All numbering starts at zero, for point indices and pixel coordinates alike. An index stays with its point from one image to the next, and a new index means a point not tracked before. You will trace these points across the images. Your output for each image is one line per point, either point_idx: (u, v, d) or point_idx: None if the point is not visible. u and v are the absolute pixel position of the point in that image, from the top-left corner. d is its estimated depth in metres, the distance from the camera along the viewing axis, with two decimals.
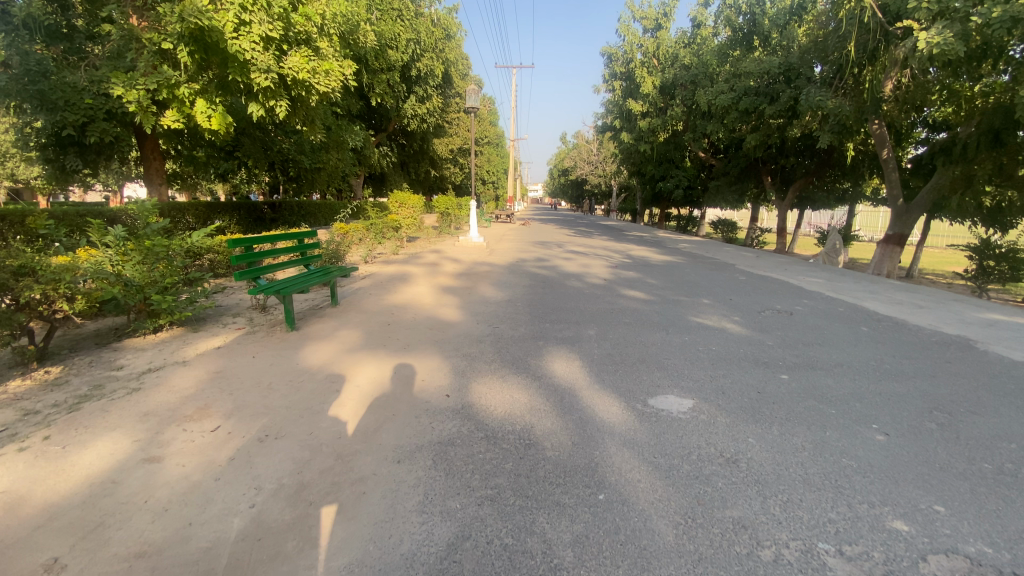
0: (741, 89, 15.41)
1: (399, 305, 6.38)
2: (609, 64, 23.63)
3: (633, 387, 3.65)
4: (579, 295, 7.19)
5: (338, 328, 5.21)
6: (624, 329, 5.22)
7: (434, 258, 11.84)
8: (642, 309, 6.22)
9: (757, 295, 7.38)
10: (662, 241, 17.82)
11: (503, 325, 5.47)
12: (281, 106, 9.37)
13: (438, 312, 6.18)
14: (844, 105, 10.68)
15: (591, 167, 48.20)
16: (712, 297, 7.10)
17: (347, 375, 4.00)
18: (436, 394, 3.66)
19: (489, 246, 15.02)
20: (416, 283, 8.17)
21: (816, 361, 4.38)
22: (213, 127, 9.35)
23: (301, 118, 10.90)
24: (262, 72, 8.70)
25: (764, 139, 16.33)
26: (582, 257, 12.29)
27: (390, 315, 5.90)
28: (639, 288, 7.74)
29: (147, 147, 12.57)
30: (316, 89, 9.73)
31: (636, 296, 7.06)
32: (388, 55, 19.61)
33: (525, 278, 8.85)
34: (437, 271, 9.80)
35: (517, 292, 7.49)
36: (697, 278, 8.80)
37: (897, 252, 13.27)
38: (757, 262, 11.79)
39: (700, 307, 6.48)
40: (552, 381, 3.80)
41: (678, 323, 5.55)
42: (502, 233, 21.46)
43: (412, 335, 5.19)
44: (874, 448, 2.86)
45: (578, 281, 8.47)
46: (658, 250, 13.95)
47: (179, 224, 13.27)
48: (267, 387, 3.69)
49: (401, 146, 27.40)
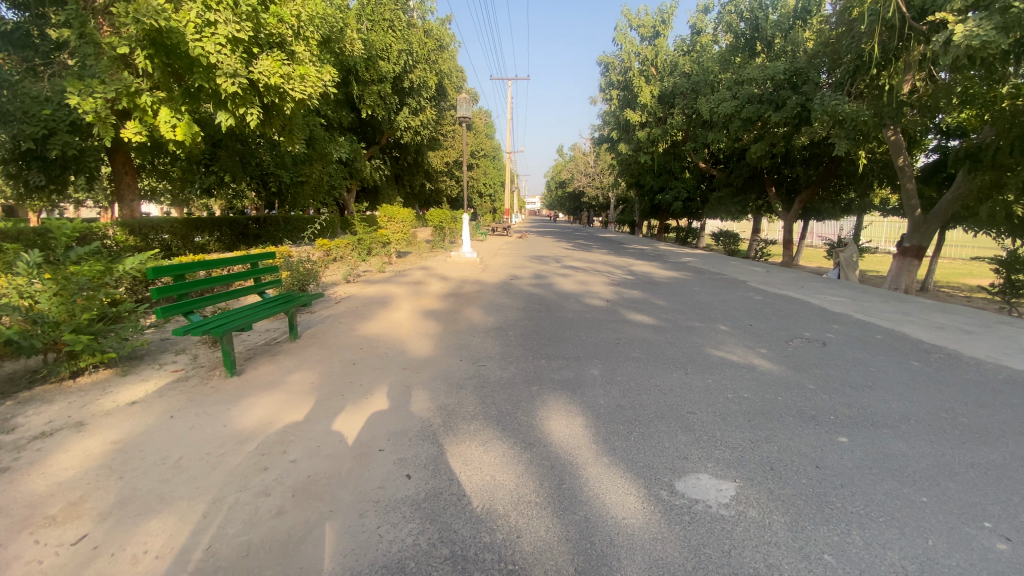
0: (744, 97, 14.75)
1: (371, 337, 5.52)
2: (606, 73, 22.93)
3: (652, 460, 2.80)
4: (579, 321, 6.33)
5: (291, 371, 4.34)
6: (634, 369, 4.35)
7: (421, 276, 11.03)
8: (653, 340, 5.37)
9: (779, 319, 6.53)
10: (665, 254, 17.01)
11: (490, 364, 4.60)
12: (252, 114, 8.56)
13: (415, 345, 5.33)
14: (861, 110, 9.88)
15: (589, 179, 47.59)
16: (730, 323, 6.23)
17: (285, 441, 3.14)
18: (396, 470, 2.80)
19: (482, 262, 14.21)
20: (397, 307, 7.31)
21: (875, 415, 3.50)
22: (179, 138, 8.55)
23: (277, 127, 10.09)
24: (228, 77, 7.91)
25: (769, 147, 15.63)
26: (580, 274, 11.43)
27: (359, 349, 5.04)
28: (646, 312, 6.89)
29: (119, 161, 11.91)
30: (291, 97, 8.94)
31: (643, 322, 6.21)
32: (377, 65, 18.94)
33: (519, 300, 8.00)
34: (422, 292, 8.95)
35: (509, 317, 6.63)
36: (708, 298, 7.95)
37: (915, 265, 12.52)
38: (769, 277, 10.97)
39: (719, 336, 5.62)
40: (547, 449, 2.93)
41: (696, 358, 4.70)
42: (497, 247, 20.61)
43: (381, 377, 4.32)
44: (1003, 571, 1.99)
45: (577, 303, 7.62)
46: (662, 265, 13.13)
47: (153, 243, 12.49)
48: (174, 467, 2.82)
49: (394, 158, 26.70)
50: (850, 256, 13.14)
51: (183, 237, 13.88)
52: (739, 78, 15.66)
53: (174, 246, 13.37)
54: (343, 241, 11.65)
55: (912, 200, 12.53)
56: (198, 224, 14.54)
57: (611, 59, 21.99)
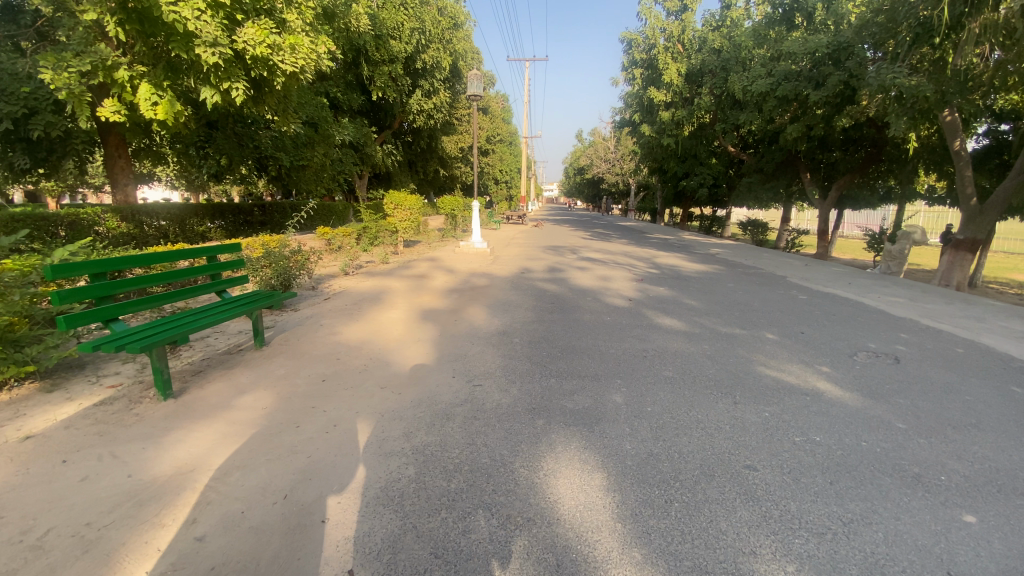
0: (780, 74, 13.55)
1: (354, 344, 4.70)
2: (628, 51, 21.39)
3: (703, 559, 1.92)
4: (599, 325, 5.44)
5: (244, 391, 3.54)
6: (669, 396, 3.46)
7: (426, 267, 10.24)
8: (688, 353, 4.47)
9: (834, 325, 5.56)
10: (690, 244, 15.91)
11: (488, 384, 3.74)
12: (239, 90, 7.69)
13: (405, 355, 4.50)
14: (925, 84, 8.67)
15: (608, 166, 46.15)
16: (777, 331, 5.27)
17: (200, 505, 2.35)
18: (335, 561, 1.98)
19: (494, 252, 13.37)
20: (392, 304, 6.50)
21: (999, 475, 2.58)
22: (160, 117, 7.76)
23: (270, 107, 9.26)
24: (209, 47, 7.05)
25: (806, 129, 14.41)
26: (599, 268, 10.49)
27: (336, 361, 4.24)
28: (676, 314, 5.96)
29: (111, 144, 11.27)
30: (282, 72, 8.03)
31: (674, 329, 5.30)
32: (388, 45, 18.08)
33: (531, 297, 7.13)
34: (424, 286, 8.14)
35: (517, 319, 5.77)
36: (746, 298, 6.98)
37: (969, 259, 11.28)
38: (808, 272, 9.94)
39: (767, 348, 4.70)
40: (553, 534, 2.06)
41: (745, 381, 3.79)
42: (511, 236, 19.71)
43: (353, 399, 3.48)
44: None
45: (595, 302, 6.72)
46: (688, 257, 12.12)
47: (149, 229, 11.92)
48: (35, 548, 2.05)
49: (407, 143, 25.83)
50: (901, 254, 11.90)
51: (182, 224, 13.26)
52: (775, 53, 14.40)
53: (172, 232, 12.74)
54: (346, 229, 10.89)
55: (969, 188, 11.27)
56: (195, 211, 13.85)
57: (633, 36, 20.45)
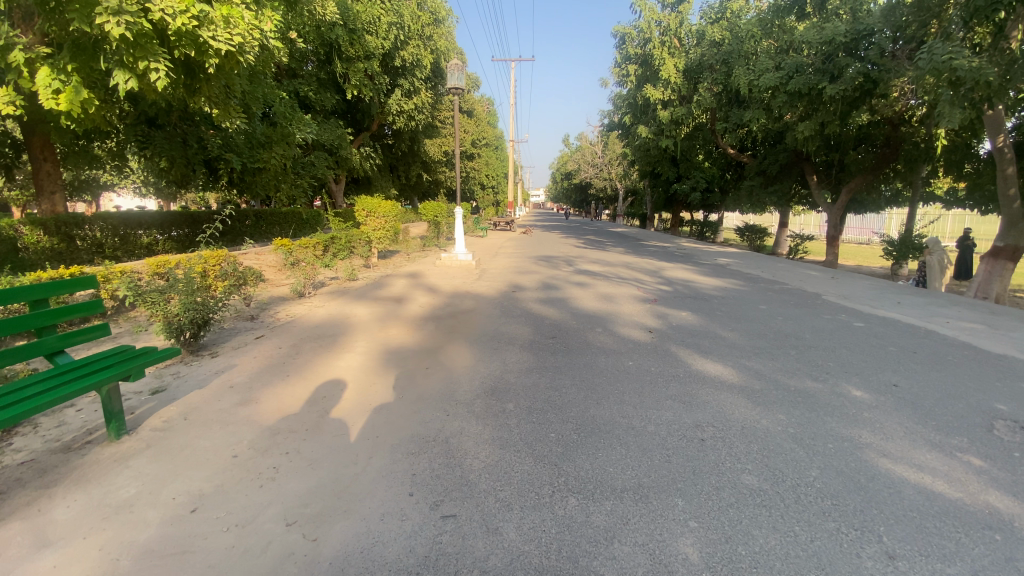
0: (791, 67, 12.30)
1: (270, 423, 3.19)
2: (621, 46, 20.03)
3: None
4: (621, 376, 4.02)
5: (46, 549, 2.08)
6: (775, 541, 2.06)
7: (400, 286, 8.77)
8: (762, 431, 3.06)
9: (930, 372, 4.20)
10: (694, 253, 14.57)
11: (468, 513, 2.27)
12: (158, 72, 6.09)
13: (345, 440, 3.02)
14: (988, 66, 7.61)
15: (596, 170, 44.95)
16: (862, 385, 3.91)
17: None
18: None
19: (480, 265, 11.94)
20: (345, 343, 4.97)
21: None
22: (61, 106, 6.16)
23: (207, 98, 7.74)
24: (111, 16, 5.45)
25: (819, 128, 13.19)
26: (601, 283, 9.08)
27: (231, 462, 2.73)
28: (717, 356, 4.56)
29: (35, 145, 9.72)
30: (211, 50, 6.49)
31: (723, 382, 3.88)
32: (363, 40, 16.67)
33: (527, 327, 5.67)
34: (395, 312, 6.65)
35: (510, 365, 4.32)
36: (792, 327, 5.61)
37: (1011, 269, 10.03)
38: (842, 287, 8.62)
39: (869, 418, 3.31)
40: None
41: (878, 496, 2.39)
42: (499, 245, 18.23)
43: (228, 563, 2.00)
44: None
45: (606, 335, 5.25)
46: (698, 269, 10.78)
47: (81, 242, 10.20)
48: None
49: (386, 145, 24.27)
50: (941, 263, 10.65)
51: (126, 236, 11.43)
52: (784, 45, 13.19)
53: (110, 245, 10.96)
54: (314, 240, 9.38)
55: (1010, 190, 10.02)
56: (143, 219, 11.97)
57: (627, 30, 19.13)
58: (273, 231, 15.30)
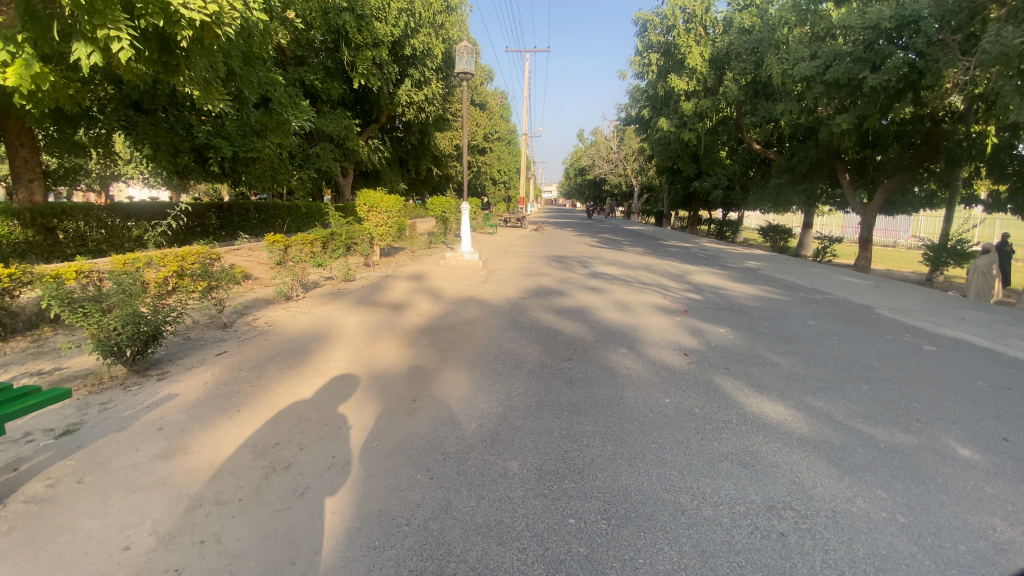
0: (829, 56, 11.24)
1: (192, 491, 2.41)
2: (642, 35, 18.94)
3: None
4: (657, 420, 3.16)
5: None
6: None
7: (400, 289, 7.97)
8: (862, 522, 2.21)
9: None
10: (717, 256, 13.61)
11: None
12: (122, 47, 5.16)
13: (288, 520, 2.22)
14: None
15: (610, 166, 43.73)
16: (970, 439, 3.03)
17: None
18: None
19: (488, 265, 11.12)
20: (319, 362, 4.18)
21: None
22: (7, 80, 5.28)
23: (188, 78, 6.91)
24: None
25: (857, 121, 12.15)
26: (620, 289, 8.22)
27: (119, 561, 1.96)
28: (773, 390, 3.70)
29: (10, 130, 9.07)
30: (184, 21, 5.56)
31: (787, 432, 3.03)
32: (371, 27, 15.75)
33: (537, 345, 4.84)
34: (387, 321, 5.84)
35: (515, 400, 3.48)
36: (853, 351, 4.72)
37: None
38: (893, 298, 7.66)
39: (999, 498, 2.44)
40: None
41: None
42: (509, 243, 17.32)
43: None
44: None
45: (632, 358, 4.41)
46: (725, 274, 9.87)
47: (63, 236, 9.50)
48: None
49: (395, 137, 23.45)
50: (988, 269, 9.23)
51: (112, 230, 10.58)
52: (822, 31, 12.12)
53: (95, 239, 10.15)
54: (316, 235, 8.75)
55: None
56: (135, 211, 11.23)
57: (649, 17, 18.03)
58: (271, 225, 14.62)
